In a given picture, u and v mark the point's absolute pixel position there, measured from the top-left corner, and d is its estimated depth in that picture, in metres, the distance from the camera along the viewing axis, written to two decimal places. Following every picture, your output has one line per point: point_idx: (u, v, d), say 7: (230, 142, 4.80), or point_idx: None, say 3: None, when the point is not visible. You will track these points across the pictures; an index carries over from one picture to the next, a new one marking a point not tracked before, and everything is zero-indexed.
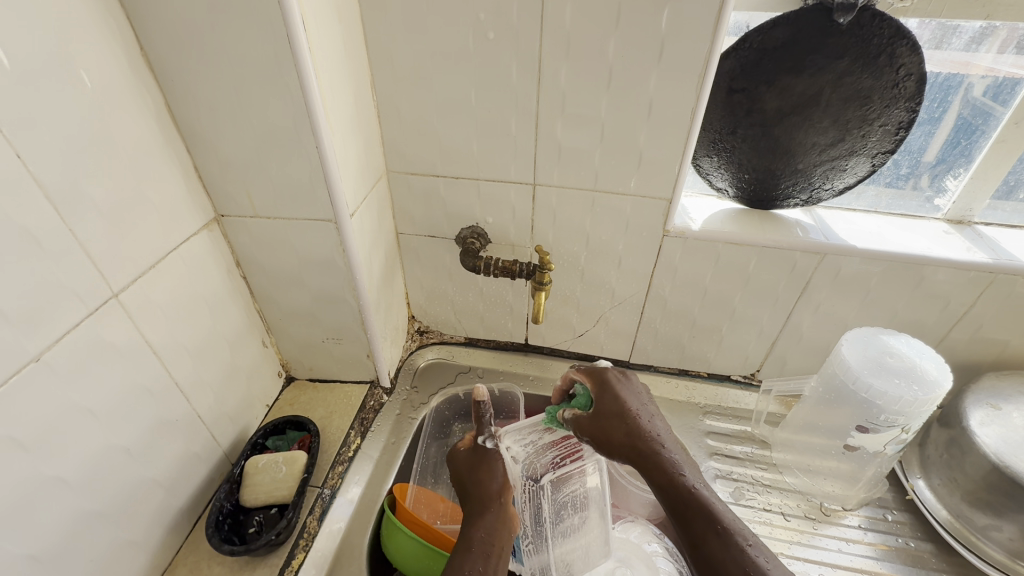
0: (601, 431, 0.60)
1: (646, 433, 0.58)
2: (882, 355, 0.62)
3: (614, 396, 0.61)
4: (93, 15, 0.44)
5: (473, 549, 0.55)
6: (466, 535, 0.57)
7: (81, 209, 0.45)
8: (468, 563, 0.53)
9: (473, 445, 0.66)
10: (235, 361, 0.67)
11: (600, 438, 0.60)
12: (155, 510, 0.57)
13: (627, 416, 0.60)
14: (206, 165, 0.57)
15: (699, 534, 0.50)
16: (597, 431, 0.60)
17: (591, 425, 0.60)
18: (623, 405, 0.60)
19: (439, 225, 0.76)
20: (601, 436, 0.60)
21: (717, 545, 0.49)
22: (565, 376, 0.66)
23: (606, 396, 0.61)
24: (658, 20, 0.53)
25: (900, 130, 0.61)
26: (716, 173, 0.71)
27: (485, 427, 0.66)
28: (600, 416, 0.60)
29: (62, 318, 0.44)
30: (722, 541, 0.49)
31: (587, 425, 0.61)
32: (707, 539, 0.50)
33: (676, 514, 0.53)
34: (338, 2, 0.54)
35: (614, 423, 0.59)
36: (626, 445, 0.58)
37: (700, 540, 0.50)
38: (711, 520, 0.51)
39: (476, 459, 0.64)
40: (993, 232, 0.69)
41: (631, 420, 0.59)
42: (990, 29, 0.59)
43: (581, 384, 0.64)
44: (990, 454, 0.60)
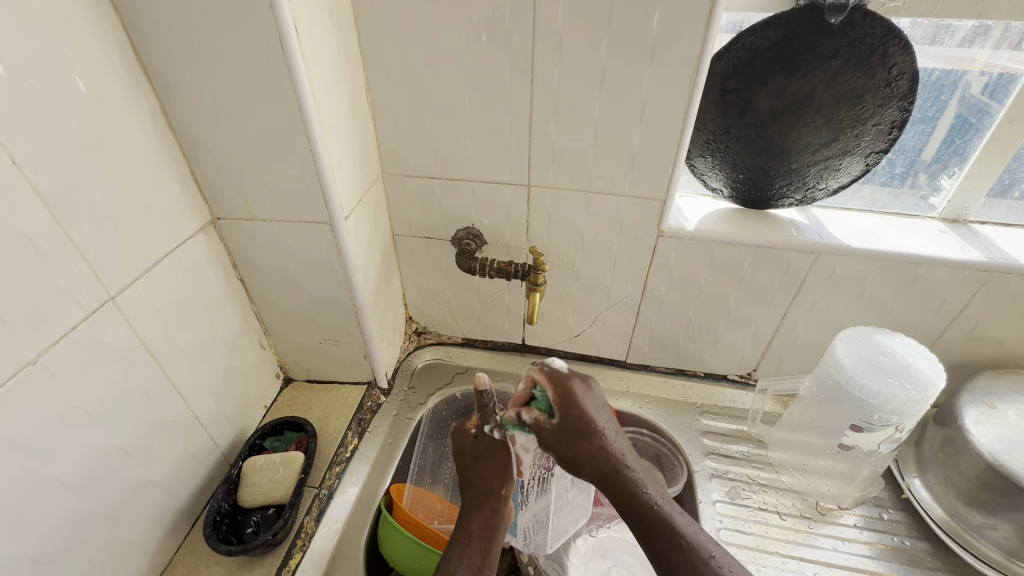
0: (563, 448, 0.56)
1: (610, 449, 0.56)
2: (875, 354, 0.62)
3: (578, 410, 0.57)
4: (88, 20, 0.45)
5: (473, 543, 0.57)
6: (465, 527, 0.59)
7: (77, 213, 0.45)
8: (467, 558, 0.55)
9: (479, 431, 0.65)
10: (233, 362, 0.67)
11: (564, 454, 0.56)
12: (154, 510, 0.57)
13: (590, 432, 0.56)
14: (202, 168, 0.58)
15: (664, 549, 0.50)
16: (560, 447, 0.57)
17: (555, 439, 0.57)
18: (586, 420, 0.56)
19: (435, 227, 0.76)
20: (566, 453, 0.56)
21: (681, 558, 0.49)
22: (526, 376, 0.61)
23: (570, 408, 0.57)
24: (649, 22, 0.54)
25: (893, 129, 0.61)
26: (710, 173, 0.71)
27: (489, 416, 0.64)
28: (563, 431, 0.57)
29: (59, 321, 0.45)
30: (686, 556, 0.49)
31: (550, 438, 0.57)
32: (673, 555, 0.49)
33: (641, 530, 0.52)
34: (332, 7, 0.54)
35: (578, 442, 0.56)
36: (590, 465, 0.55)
37: (664, 555, 0.50)
38: (675, 535, 0.50)
39: (480, 450, 0.64)
40: (988, 231, 0.69)
41: (595, 437, 0.56)
42: (983, 28, 0.59)
43: (542, 387, 0.60)
44: (985, 453, 0.60)
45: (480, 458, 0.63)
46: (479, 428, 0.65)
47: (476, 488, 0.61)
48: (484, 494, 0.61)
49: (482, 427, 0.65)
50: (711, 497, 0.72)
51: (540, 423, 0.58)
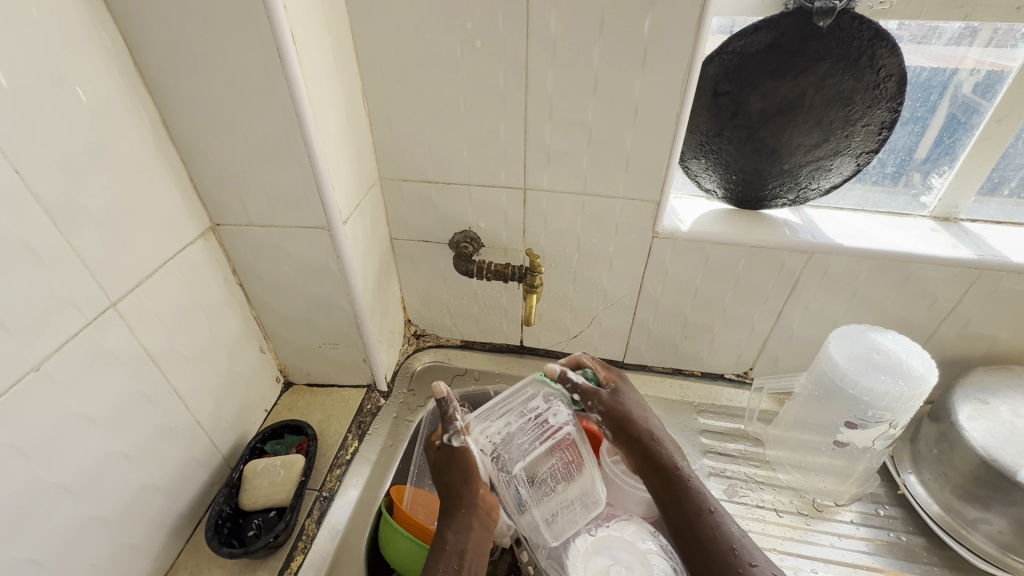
0: (616, 416, 0.64)
1: (645, 423, 0.65)
2: (869, 351, 0.63)
3: (622, 390, 0.68)
4: (88, 32, 0.46)
5: (449, 550, 0.56)
6: (441, 533, 0.58)
7: (78, 221, 0.46)
8: (442, 565, 0.55)
9: (441, 443, 0.62)
10: (233, 367, 0.68)
11: (614, 422, 0.64)
12: (156, 514, 0.58)
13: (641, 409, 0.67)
14: (201, 175, 0.59)
15: (697, 530, 0.57)
16: (618, 419, 0.64)
17: (608, 409, 0.65)
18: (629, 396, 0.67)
19: (433, 230, 0.77)
20: (614, 421, 0.64)
21: (711, 527, 0.57)
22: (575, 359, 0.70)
23: (620, 385, 0.68)
24: (641, 27, 0.54)
25: (883, 130, 0.62)
26: (704, 175, 0.72)
27: (449, 424, 0.61)
28: (614, 405, 0.66)
29: (62, 328, 0.45)
30: (707, 519, 0.58)
31: (605, 408, 0.65)
32: (699, 520, 0.57)
33: (671, 495, 0.60)
34: (328, 15, 0.55)
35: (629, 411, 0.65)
36: (630, 429, 0.64)
37: (694, 521, 0.58)
38: (705, 505, 0.59)
39: (444, 460, 0.61)
40: (979, 229, 0.70)
41: (642, 412, 0.66)
42: (970, 29, 0.60)
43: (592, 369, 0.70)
44: (978, 448, 0.61)
45: (446, 468, 0.60)
46: (440, 439, 0.62)
47: (448, 493, 0.60)
48: (456, 499, 0.59)
49: (442, 437, 0.62)
50: None
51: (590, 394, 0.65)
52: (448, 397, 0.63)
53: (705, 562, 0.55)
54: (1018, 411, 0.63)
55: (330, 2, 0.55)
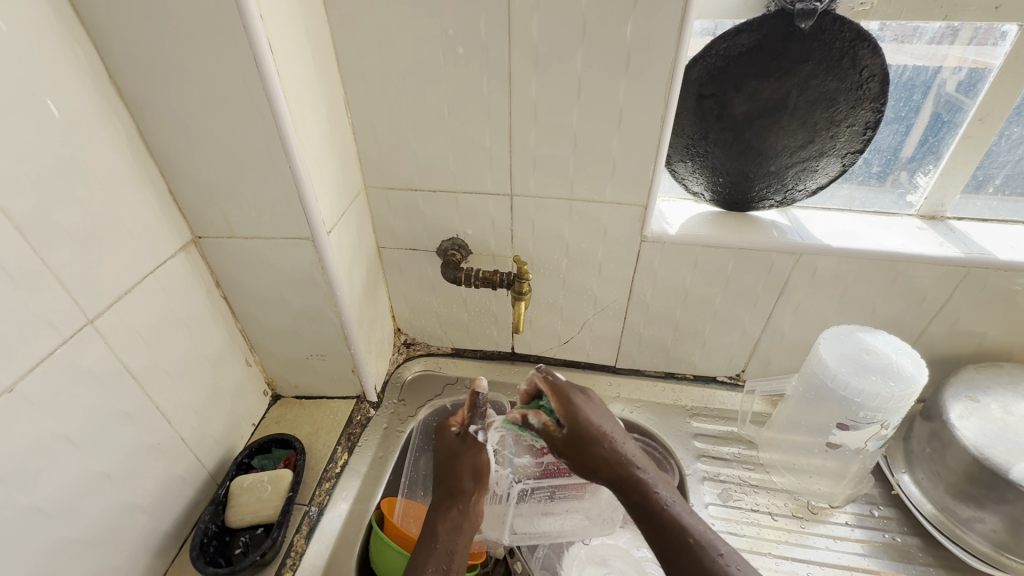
0: (580, 455, 0.59)
1: (614, 455, 0.58)
2: (859, 352, 0.63)
3: (584, 416, 0.61)
4: (61, 46, 0.45)
5: (439, 545, 0.55)
6: (432, 531, 0.57)
7: (53, 238, 0.45)
8: (434, 562, 0.54)
9: (462, 432, 0.65)
10: (218, 381, 0.67)
11: (579, 462, 0.59)
12: (140, 534, 0.56)
13: (606, 437, 0.60)
14: (181, 188, 0.58)
15: (676, 553, 0.51)
16: (582, 460, 0.59)
17: (568, 449, 0.60)
18: (591, 426, 0.60)
19: (420, 238, 0.76)
20: (580, 461, 0.59)
21: (693, 562, 0.49)
22: (530, 380, 0.65)
23: (575, 416, 0.61)
24: (623, 32, 0.54)
25: (867, 130, 0.62)
26: (691, 178, 0.71)
27: (477, 416, 0.66)
28: (573, 440, 0.60)
29: (35, 347, 0.44)
30: (689, 553, 0.50)
31: (569, 449, 0.60)
32: (678, 556, 0.50)
33: (650, 529, 0.53)
34: (307, 24, 0.54)
35: (590, 448, 0.59)
36: (597, 467, 0.58)
37: (675, 555, 0.50)
38: (685, 537, 0.51)
39: (461, 447, 0.64)
40: (965, 227, 0.70)
41: (607, 442, 0.59)
42: (951, 29, 0.60)
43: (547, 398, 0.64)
44: (970, 446, 0.61)
45: (457, 457, 0.63)
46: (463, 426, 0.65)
47: (447, 487, 0.61)
48: (454, 497, 0.60)
49: (468, 427, 0.65)
50: (704, 500, 0.72)
51: (549, 434, 0.62)
52: (484, 390, 0.66)
53: None
54: (1009, 409, 0.63)
55: (309, 11, 0.54)
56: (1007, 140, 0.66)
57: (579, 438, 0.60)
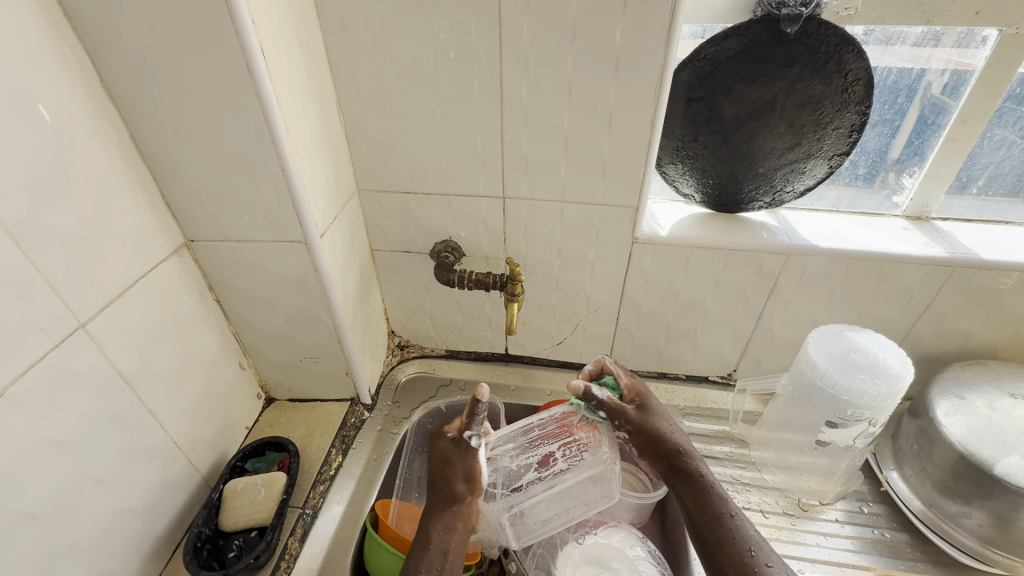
0: (642, 430, 0.62)
1: (671, 433, 0.63)
2: (847, 351, 0.64)
3: (648, 399, 0.65)
4: (51, 50, 0.45)
5: (431, 548, 0.56)
6: (425, 530, 0.58)
7: (44, 242, 0.45)
8: (425, 565, 0.55)
9: (457, 437, 0.61)
10: (211, 385, 0.67)
11: (641, 433, 0.62)
12: (132, 539, 0.56)
13: (664, 419, 0.65)
14: (173, 191, 0.58)
15: (712, 520, 0.57)
16: (642, 432, 0.62)
17: (637, 421, 0.62)
18: (654, 406, 0.65)
19: (413, 240, 0.76)
20: (643, 434, 0.62)
21: (732, 532, 0.56)
22: (598, 362, 0.68)
23: (643, 397, 0.65)
24: (612, 37, 0.55)
25: (852, 132, 0.64)
26: (681, 180, 0.72)
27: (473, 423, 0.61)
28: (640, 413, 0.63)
29: (27, 352, 0.44)
30: (729, 524, 0.56)
31: (635, 422, 0.62)
32: (721, 526, 0.56)
33: (693, 499, 0.59)
34: (298, 28, 0.54)
35: (652, 421, 0.63)
36: (652, 443, 0.62)
37: (713, 523, 0.57)
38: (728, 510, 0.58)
39: (455, 452, 0.60)
40: (950, 227, 0.72)
41: (665, 422, 0.64)
42: (933, 33, 0.61)
43: (612, 374, 0.67)
44: (956, 443, 0.62)
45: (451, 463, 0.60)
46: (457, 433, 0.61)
47: (439, 490, 0.59)
48: (448, 499, 0.59)
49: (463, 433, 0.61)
50: None
51: (619, 407, 0.62)
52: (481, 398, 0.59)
53: (720, 561, 0.55)
54: (994, 405, 0.64)
55: (301, 15, 0.55)
56: (989, 142, 0.67)
57: (644, 414, 0.63)
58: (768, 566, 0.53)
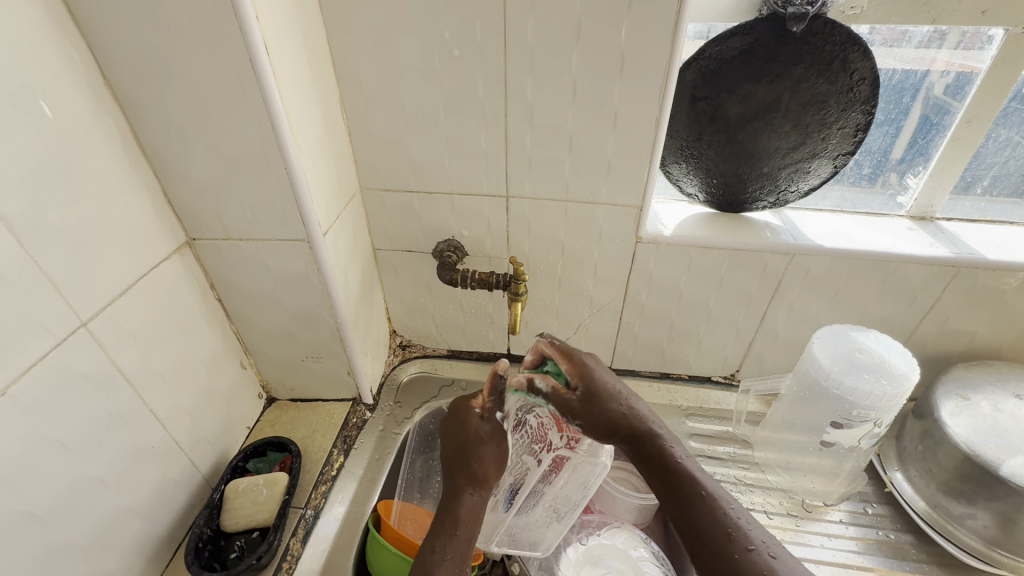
0: (593, 416, 0.59)
1: (626, 413, 0.61)
2: (851, 351, 0.64)
3: (597, 379, 0.62)
4: (54, 46, 0.44)
5: (458, 532, 0.56)
6: (453, 513, 0.58)
7: (46, 240, 0.44)
8: (453, 548, 0.55)
9: (485, 414, 0.65)
10: (213, 384, 0.66)
11: (596, 420, 0.60)
12: (133, 539, 0.56)
13: (620, 398, 0.62)
14: (175, 189, 0.57)
15: (684, 502, 0.56)
16: (594, 421, 0.59)
17: (585, 410, 0.59)
18: (600, 387, 0.61)
19: (416, 240, 0.76)
20: (597, 420, 0.59)
21: (707, 513, 0.54)
22: (536, 349, 0.65)
23: (588, 378, 0.62)
24: (618, 35, 0.55)
25: (857, 132, 0.63)
26: (685, 179, 0.72)
27: (502, 402, 0.65)
28: (587, 399, 0.60)
29: (29, 350, 0.44)
30: (701, 504, 0.55)
31: (580, 414, 0.59)
32: (695, 507, 0.55)
33: (664, 482, 0.58)
34: (302, 26, 0.54)
35: (602, 405, 0.60)
36: (609, 428, 0.60)
37: (688, 504, 0.55)
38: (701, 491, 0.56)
39: (486, 432, 0.63)
40: (954, 227, 0.71)
41: (621, 402, 0.62)
42: (938, 33, 0.61)
43: (553, 360, 0.64)
44: (961, 444, 0.61)
45: (483, 442, 0.63)
46: (485, 409, 0.65)
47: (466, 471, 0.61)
48: (475, 480, 0.60)
49: (491, 411, 0.65)
50: None
51: (560, 396, 0.59)
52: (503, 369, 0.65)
53: (698, 545, 0.53)
54: (999, 406, 0.64)
55: (304, 12, 0.54)
56: (994, 142, 0.67)
57: (589, 399, 0.60)
58: (749, 549, 0.51)
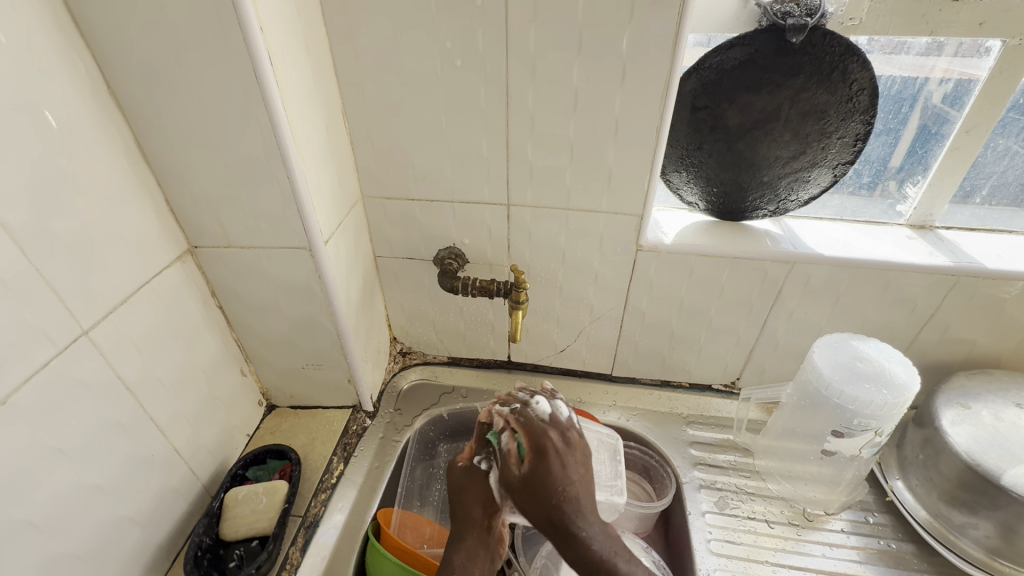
0: (539, 478, 0.56)
1: (558, 496, 0.54)
2: (852, 360, 0.64)
3: (543, 466, 0.56)
4: (60, 57, 0.45)
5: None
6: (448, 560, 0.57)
7: (47, 247, 0.44)
8: None
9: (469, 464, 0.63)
10: (213, 392, 0.66)
11: (525, 500, 0.55)
12: (132, 548, 0.55)
13: (557, 484, 0.55)
14: (177, 197, 0.58)
15: None
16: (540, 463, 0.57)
17: (520, 480, 0.57)
18: (551, 472, 0.56)
19: (417, 247, 0.76)
20: (528, 499, 0.55)
21: None
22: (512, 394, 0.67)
23: (538, 461, 0.57)
24: (619, 45, 0.55)
25: (857, 141, 0.64)
26: (685, 188, 0.72)
27: (479, 445, 0.64)
28: (524, 481, 0.56)
29: (30, 359, 0.44)
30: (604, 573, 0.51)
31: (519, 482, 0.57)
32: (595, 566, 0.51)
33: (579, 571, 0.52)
34: (306, 35, 0.55)
35: (536, 489, 0.55)
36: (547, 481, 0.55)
37: None
38: None
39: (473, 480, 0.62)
40: (953, 236, 0.72)
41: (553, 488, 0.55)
42: (936, 43, 0.62)
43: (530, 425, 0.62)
44: (962, 453, 0.61)
45: (466, 488, 0.62)
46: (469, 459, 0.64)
47: (457, 518, 0.60)
48: (469, 527, 0.59)
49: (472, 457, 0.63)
50: (700, 508, 0.72)
51: (534, 427, 0.59)
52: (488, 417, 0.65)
53: None
54: (1000, 415, 0.64)
55: (308, 23, 0.55)
56: (992, 151, 0.67)
57: (529, 476, 0.56)
58: None
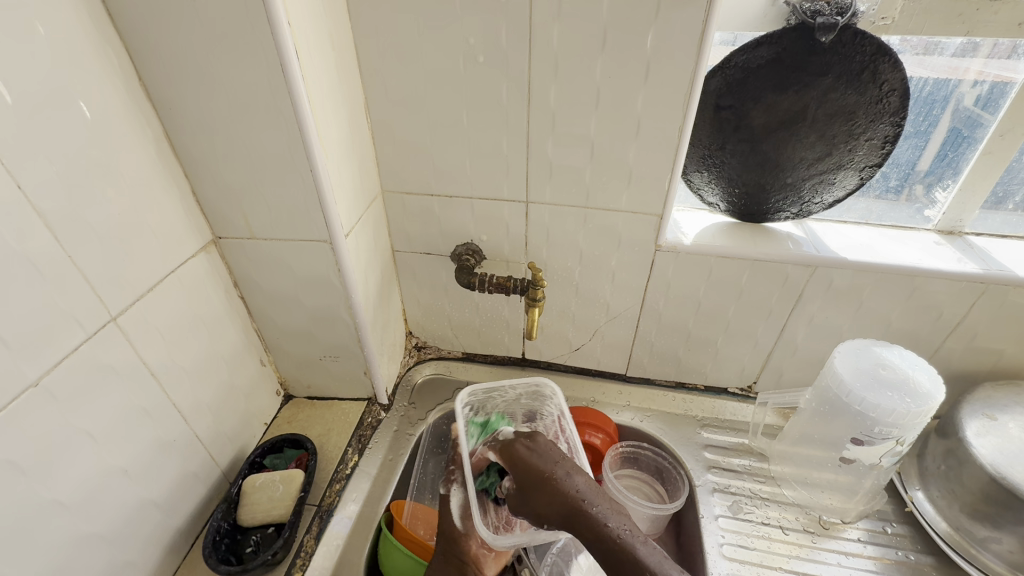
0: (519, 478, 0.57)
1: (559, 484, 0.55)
2: (875, 367, 0.63)
3: (530, 459, 0.58)
4: (95, 50, 0.46)
5: None
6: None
7: (79, 233, 0.46)
8: None
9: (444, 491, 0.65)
10: (233, 380, 0.67)
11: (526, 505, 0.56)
12: (153, 530, 0.57)
13: (551, 477, 0.56)
14: (203, 189, 0.59)
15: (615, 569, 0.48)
16: (549, 508, 0.54)
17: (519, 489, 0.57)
18: (532, 458, 0.58)
19: (435, 243, 0.77)
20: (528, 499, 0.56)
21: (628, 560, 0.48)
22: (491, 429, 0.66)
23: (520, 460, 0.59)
24: (644, 43, 0.55)
25: (886, 144, 0.62)
26: (706, 188, 0.72)
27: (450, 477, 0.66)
28: (522, 484, 0.57)
29: (62, 344, 0.45)
30: (627, 564, 0.47)
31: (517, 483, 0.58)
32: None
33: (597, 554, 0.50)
34: (332, 29, 0.55)
35: (536, 491, 0.56)
36: (573, 519, 0.52)
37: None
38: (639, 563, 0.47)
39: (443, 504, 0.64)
40: (984, 243, 0.70)
41: (551, 482, 0.55)
42: (972, 44, 0.60)
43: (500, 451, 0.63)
44: (987, 465, 0.60)
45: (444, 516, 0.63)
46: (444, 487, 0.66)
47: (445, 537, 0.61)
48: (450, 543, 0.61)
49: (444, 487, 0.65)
50: (713, 512, 0.71)
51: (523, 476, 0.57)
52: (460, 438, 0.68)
53: None
54: None
55: (335, 19, 0.56)
56: None
57: (530, 482, 0.56)
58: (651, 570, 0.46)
